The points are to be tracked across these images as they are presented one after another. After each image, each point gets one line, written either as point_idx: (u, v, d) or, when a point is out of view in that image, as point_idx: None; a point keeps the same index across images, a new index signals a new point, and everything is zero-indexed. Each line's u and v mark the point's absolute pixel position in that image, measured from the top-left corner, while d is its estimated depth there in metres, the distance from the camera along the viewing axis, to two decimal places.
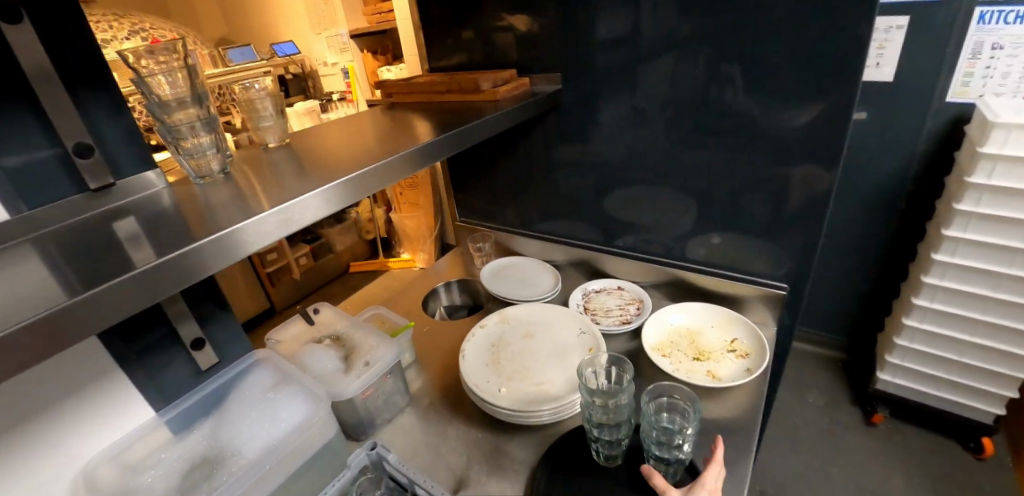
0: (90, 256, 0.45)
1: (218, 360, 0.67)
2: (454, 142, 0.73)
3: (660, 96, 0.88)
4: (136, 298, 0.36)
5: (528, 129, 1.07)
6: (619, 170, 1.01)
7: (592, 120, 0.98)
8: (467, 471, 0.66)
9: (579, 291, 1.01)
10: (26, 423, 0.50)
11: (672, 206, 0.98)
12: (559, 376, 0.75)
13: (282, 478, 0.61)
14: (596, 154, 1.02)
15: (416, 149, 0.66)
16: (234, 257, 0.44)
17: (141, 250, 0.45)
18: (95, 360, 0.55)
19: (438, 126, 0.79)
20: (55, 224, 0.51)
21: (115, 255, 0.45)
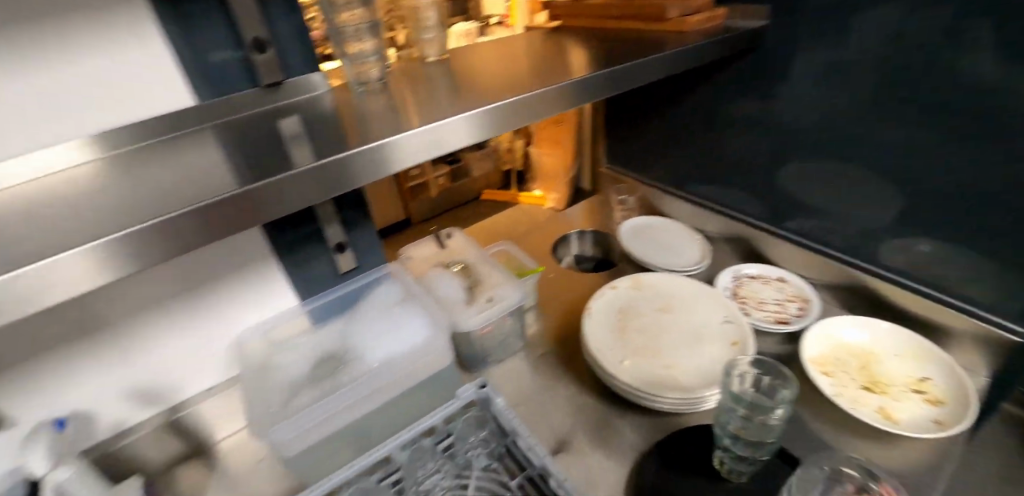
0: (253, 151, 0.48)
1: (355, 266, 0.70)
2: (619, 79, 0.61)
3: (869, 49, 0.65)
4: (286, 199, 0.36)
5: (702, 81, 0.90)
6: (802, 139, 0.79)
7: (781, 74, 0.77)
8: (571, 436, 0.62)
9: (728, 273, 0.86)
10: (204, 286, 0.63)
11: (866, 196, 0.74)
12: (692, 364, 0.66)
13: (398, 392, 0.63)
14: (775, 116, 0.81)
15: (576, 80, 0.55)
16: (376, 174, 0.41)
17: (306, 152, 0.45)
18: (256, 250, 0.63)
19: (604, 58, 0.66)
20: (228, 116, 0.55)
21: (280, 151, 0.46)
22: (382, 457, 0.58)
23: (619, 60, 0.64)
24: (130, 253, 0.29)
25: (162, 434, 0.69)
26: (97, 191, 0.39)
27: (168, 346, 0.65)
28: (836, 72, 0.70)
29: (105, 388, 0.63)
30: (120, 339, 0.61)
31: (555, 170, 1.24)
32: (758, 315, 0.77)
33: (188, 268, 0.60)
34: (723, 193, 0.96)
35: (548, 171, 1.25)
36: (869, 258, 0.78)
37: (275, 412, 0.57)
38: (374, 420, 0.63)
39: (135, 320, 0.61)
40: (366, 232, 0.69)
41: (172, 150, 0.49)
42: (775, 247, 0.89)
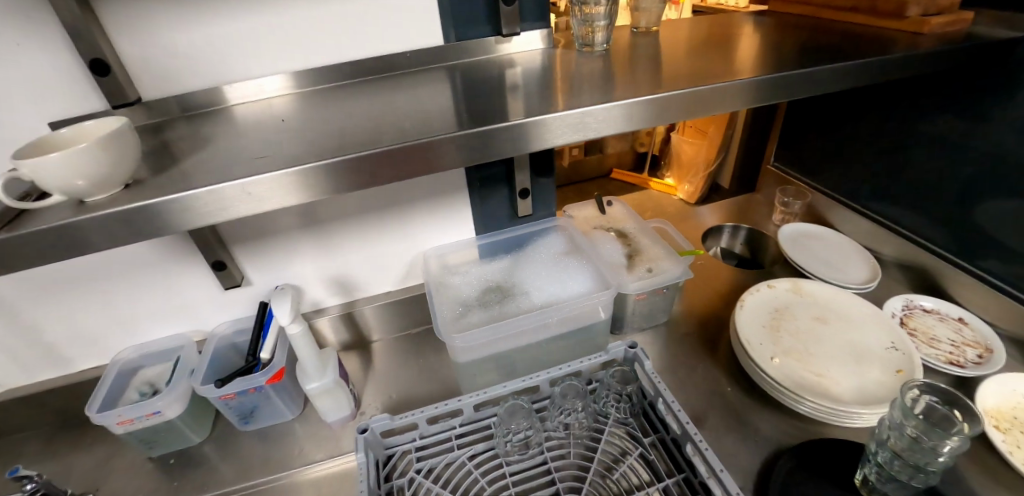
0: (491, 92, 0.56)
1: (531, 213, 0.78)
2: (838, 76, 0.57)
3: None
4: (532, 139, 0.46)
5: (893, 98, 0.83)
6: (1017, 170, 0.70)
7: (1002, 96, 0.69)
8: (706, 415, 0.66)
9: (898, 300, 0.81)
10: (404, 205, 0.73)
11: None
12: (848, 379, 0.64)
13: (552, 333, 0.69)
14: (988, 141, 0.72)
15: (799, 73, 0.54)
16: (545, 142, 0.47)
17: (563, 97, 0.52)
18: (454, 181, 0.73)
19: (825, 51, 0.62)
20: (463, 59, 0.66)
21: (533, 96, 0.54)
22: (533, 385, 0.65)
23: (843, 56, 0.60)
24: (324, 179, 0.40)
25: (341, 322, 0.81)
26: (389, 117, 0.50)
27: (366, 251, 0.77)
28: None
29: (316, 274, 0.77)
30: (336, 238, 0.74)
31: (693, 161, 1.28)
32: (928, 352, 0.71)
33: (397, 190, 0.71)
34: (902, 215, 0.88)
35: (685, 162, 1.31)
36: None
37: (451, 319, 0.67)
38: (523, 351, 0.70)
39: (349, 224, 0.73)
40: (542, 186, 0.76)
41: (424, 86, 0.59)
42: (962, 287, 0.80)
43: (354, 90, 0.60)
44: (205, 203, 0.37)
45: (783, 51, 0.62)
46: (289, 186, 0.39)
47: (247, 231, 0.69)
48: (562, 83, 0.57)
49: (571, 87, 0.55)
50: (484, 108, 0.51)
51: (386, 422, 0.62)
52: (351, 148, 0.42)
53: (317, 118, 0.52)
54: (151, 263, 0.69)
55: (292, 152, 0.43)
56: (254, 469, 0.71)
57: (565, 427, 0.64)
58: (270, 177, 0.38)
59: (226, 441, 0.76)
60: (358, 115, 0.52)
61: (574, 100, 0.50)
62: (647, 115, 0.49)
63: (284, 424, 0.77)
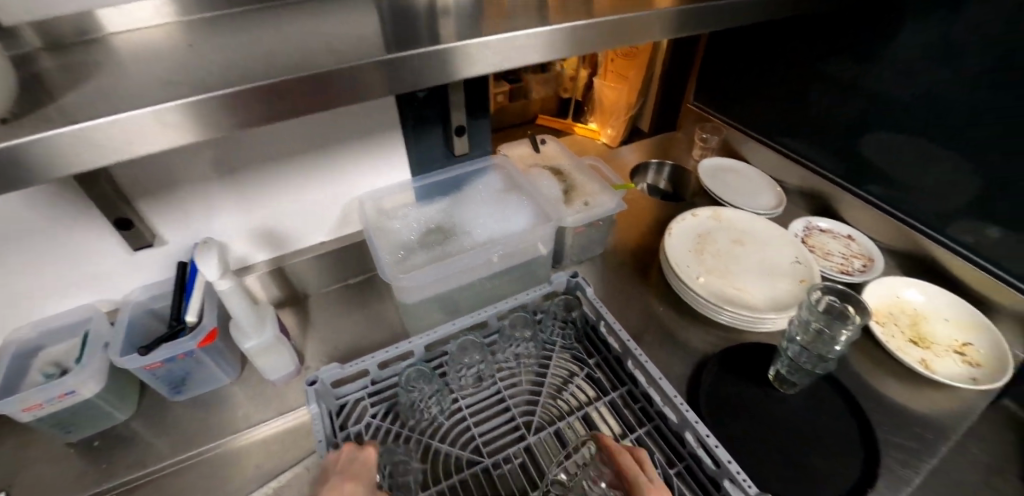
0: (429, 15, 0.53)
1: (467, 152, 0.76)
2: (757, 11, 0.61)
3: (978, 35, 0.67)
4: (475, 61, 0.44)
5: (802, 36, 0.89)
6: (897, 105, 0.79)
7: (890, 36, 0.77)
8: (641, 334, 0.72)
9: (801, 222, 0.90)
10: (333, 148, 0.68)
11: (940, 171, 0.77)
12: (760, 289, 0.72)
13: (496, 268, 0.70)
14: (876, 79, 0.81)
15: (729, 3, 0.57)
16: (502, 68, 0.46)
17: (499, 20, 0.50)
18: (385, 120, 0.68)
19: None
20: None
21: (472, 18, 0.51)
22: (481, 321, 0.66)
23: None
24: (246, 108, 0.34)
25: (271, 279, 0.76)
26: (304, 39, 0.45)
27: (294, 197, 0.72)
28: (939, 40, 0.71)
29: (236, 226, 0.70)
30: (256, 183, 0.67)
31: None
32: (824, 264, 0.82)
33: (326, 122, 0.65)
34: (802, 146, 0.97)
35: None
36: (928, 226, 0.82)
37: (394, 263, 0.66)
38: (469, 289, 0.72)
39: (270, 167, 0.66)
40: (481, 124, 0.74)
41: (351, 10, 0.54)
42: (849, 208, 0.92)
43: (261, 14, 0.53)
44: (117, 137, 0.30)
45: None
46: (230, 107, 0.33)
47: (146, 179, 0.60)
48: (497, 7, 0.54)
49: (506, 11, 0.53)
50: (419, 29, 0.48)
51: (337, 371, 0.60)
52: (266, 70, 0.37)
53: (222, 42, 0.45)
54: (34, 225, 0.59)
55: (205, 77, 0.37)
56: (195, 437, 0.67)
57: (515, 358, 0.66)
58: (216, 95, 0.32)
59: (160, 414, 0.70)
60: (272, 38, 0.46)
61: (510, 24, 0.49)
62: (592, 38, 0.49)
63: (222, 389, 0.72)
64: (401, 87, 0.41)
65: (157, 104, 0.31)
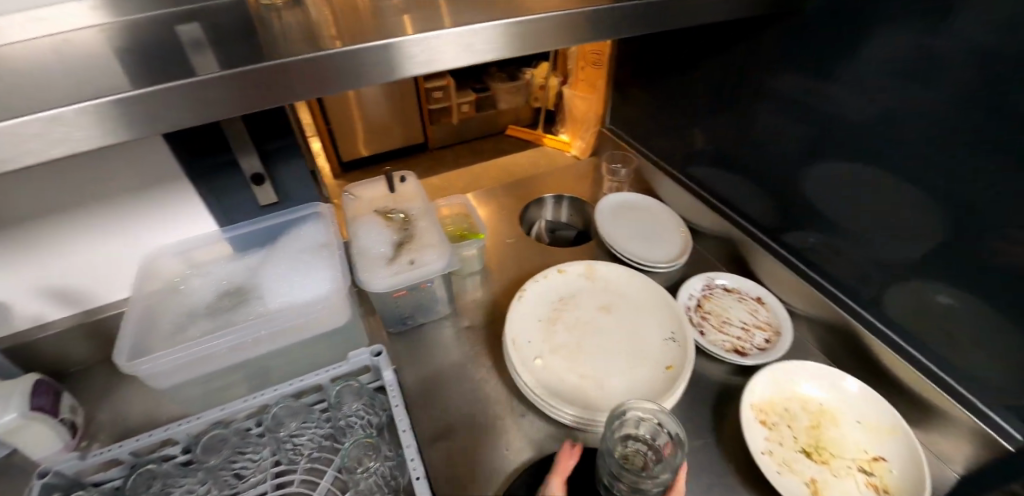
0: (142, 52, 0.43)
1: (278, 201, 0.66)
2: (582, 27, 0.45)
3: (918, 58, 0.49)
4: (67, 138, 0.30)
5: (717, 51, 0.72)
6: (824, 143, 0.62)
7: (803, 57, 0.61)
8: (460, 425, 0.59)
9: (702, 278, 0.75)
10: (101, 202, 0.59)
11: (877, 230, 0.59)
12: (610, 377, 0.59)
13: (293, 340, 0.59)
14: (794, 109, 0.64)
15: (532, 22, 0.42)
16: (133, 136, 0.32)
17: (187, 61, 0.38)
18: (162, 168, 0.59)
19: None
20: (135, 16, 0.51)
21: (163, 58, 0.40)
22: (259, 405, 0.57)
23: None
24: (161, 110, 0.32)
25: (79, 334, 0.67)
26: None
27: (79, 251, 0.62)
28: (864, 65, 0.54)
29: (11, 288, 0.61)
30: (23, 237, 0.57)
31: (586, 116, 1.20)
32: (716, 337, 0.67)
33: (77, 166, 0.55)
34: (723, 182, 0.80)
35: (578, 114, 1.24)
36: (852, 294, 0.65)
37: (162, 337, 0.56)
38: (272, 360, 0.61)
39: (37, 221, 0.57)
40: (293, 166, 0.64)
41: (52, 46, 0.45)
42: (766, 264, 0.76)
43: None
44: None
45: None
46: (137, 110, 0.31)
47: None
48: (221, 44, 0.43)
49: (218, 50, 0.41)
50: (64, 76, 0.37)
51: (75, 462, 0.53)
52: None
53: None
54: None
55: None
56: None
57: (294, 450, 0.56)
58: (158, 91, 0.31)
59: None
60: None
61: (192, 67, 0.36)
62: (328, 84, 0.37)
63: None
64: (337, 85, 0.38)
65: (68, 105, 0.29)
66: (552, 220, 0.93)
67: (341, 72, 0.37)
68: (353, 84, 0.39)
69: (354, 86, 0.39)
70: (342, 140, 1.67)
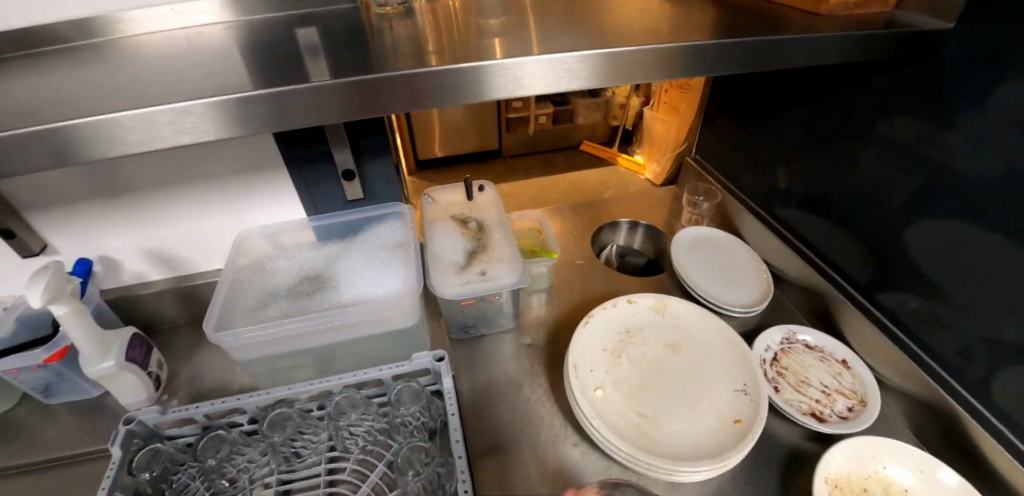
0: (268, 52, 0.46)
1: (364, 197, 0.69)
2: (677, 63, 0.43)
3: None
4: (211, 129, 0.33)
5: (821, 95, 0.67)
6: (937, 203, 0.55)
7: (920, 107, 0.55)
8: (512, 443, 0.58)
9: (781, 330, 0.70)
10: (213, 181, 0.64)
11: (995, 307, 0.52)
12: (673, 423, 0.56)
13: (360, 334, 0.61)
14: (904, 161, 0.58)
15: (629, 52, 0.40)
16: (262, 128, 0.35)
17: (304, 66, 0.40)
18: (268, 155, 0.62)
19: (725, 27, 0.47)
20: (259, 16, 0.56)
21: (288, 60, 0.43)
22: (323, 390, 0.59)
23: (726, 33, 0.46)
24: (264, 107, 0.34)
25: (173, 297, 0.72)
26: (76, 77, 0.40)
27: (188, 222, 0.67)
28: (996, 122, 0.48)
29: (128, 248, 0.68)
30: (148, 204, 0.64)
31: (665, 139, 1.18)
32: (791, 397, 0.62)
33: (202, 151, 0.60)
34: (813, 229, 0.74)
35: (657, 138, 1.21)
36: (957, 376, 0.57)
37: (246, 313, 0.60)
38: (338, 350, 0.63)
39: (161, 192, 0.63)
40: (381, 165, 0.66)
41: (191, 39, 0.50)
42: (855, 327, 0.69)
43: (97, 52, 0.48)
44: (127, 133, 0.31)
45: (633, 21, 0.48)
46: (266, 104, 0.34)
47: (23, 194, 0.59)
48: (340, 49, 0.46)
49: (340, 56, 0.44)
50: (210, 69, 0.41)
51: (157, 414, 0.57)
52: None
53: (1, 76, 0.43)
54: None
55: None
56: (51, 446, 0.66)
57: (348, 441, 0.57)
58: (282, 91, 0.34)
59: (33, 409, 0.70)
60: (53, 76, 0.42)
61: (305, 72, 0.38)
62: (422, 102, 0.38)
63: (91, 400, 0.70)
64: (443, 99, 0.39)
65: (198, 97, 0.32)
66: (624, 246, 0.91)
67: (445, 85, 0.38)
68: (457, 98, 0.39)
69: (460, 103, 0.40)
70: (420, 136, 1.67)
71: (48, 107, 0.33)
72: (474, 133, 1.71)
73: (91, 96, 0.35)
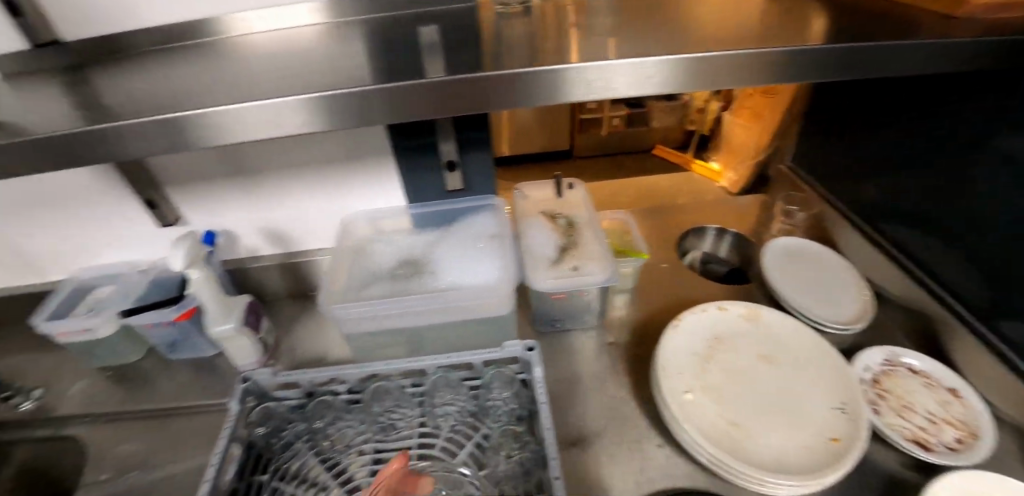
0: (403, 50, 0.50)
1: (462, 188, 0.72)
2: (796, 72, 0.38)
3: None
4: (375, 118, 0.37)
5: (937, 105, 0.63)
6: None
7: None
8: (596, 437, 0.59)
9: (882, 351, 0.66)
10: (328, 166, 0.69)
11: None
12: (765, 434, 0.55)
13: (454, 318, 0.64)
14: None
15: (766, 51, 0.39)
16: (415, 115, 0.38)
17: (446, 61, 0.43)
18: (379, 143, 0.66)
19: (835, 30, 0.43)
20: (382, 15, 0.60)
21: (427, 57, 0.46)
22: (417, 369, 0.62)
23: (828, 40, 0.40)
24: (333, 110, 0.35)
25: (281, 271, 0.79)
26: (248, 69, 0.46)
27: (301, 203, 0.73)
28: None
29: (248, 224, 0.75)
30: (269, 185, 0.70)
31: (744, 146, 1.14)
32: (893, 421, 0.59)
33: (325, 139, 0.65)
34: (924, 248, 0.69)
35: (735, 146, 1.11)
36: None
37: (350, 290, 0.64)
38: (431, 332, 0.66)
39: (282, 174, 0.69)
40: (480, 158, 0.68)
41: (327, 36, 0.54)
42: (970, 355, 0.64)
43: (249, 46, 0.53)
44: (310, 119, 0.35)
45: (759, 21, 0.46)
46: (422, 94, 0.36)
47: (168, 170, 0.67)
48: (469, 46, 0.48)
49: (472, 52, 0.46)
50: (362, 63, 0.44)
51: (270, 375, 0.61)
52: (159, 100, 0.38)
53: (176, 67, 0.49)
54: (100, 196, 0.71)
55: (145, 100, 0.40)
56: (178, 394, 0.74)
57: (440, 418, 0.61)
58: (361, 90, 0.34)
59: (162, 361, 0.79)
60: (225, 67, 0.47)
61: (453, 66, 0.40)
62: (529, 101, 0.37)
63: (208, 358, 0.78)
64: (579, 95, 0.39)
65: (288, 95, 0.34)
66: (709, 253, 0.90)
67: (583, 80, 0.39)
68: None
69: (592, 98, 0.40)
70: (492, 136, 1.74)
71: (243, 94, 0.37)
72: (544, 134, 1.74)
73: (271, 85, 0.40)
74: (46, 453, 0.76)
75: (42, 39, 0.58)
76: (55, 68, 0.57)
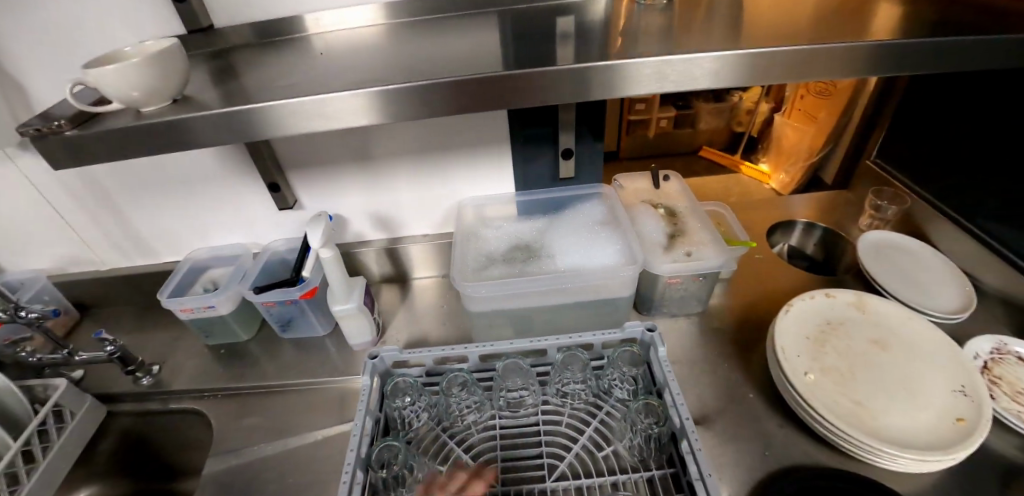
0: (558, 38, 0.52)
1: (572, 177, 0.75)
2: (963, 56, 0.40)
3: None
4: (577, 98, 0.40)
5: None
6: None
7: None
8: (716, 416, 0.62)
9: (987, 340, 0.68)
10: (445, 152, 0.72)
11: None
12: (888, 413, 0.56)
13: (572, 299, 0.67)
14: None
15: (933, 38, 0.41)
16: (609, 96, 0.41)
17: (619, 48, 0.46)
18: (498, 130, 0.69)
19: (998, 18, 0.44)
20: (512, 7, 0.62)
21: (591, 43, 0.49)
22: (540, 348, 0.64)
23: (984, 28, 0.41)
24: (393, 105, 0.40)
25: (386, 255, 0.82)
26: (423, 56, 0.49)
27: (414, 188, 0.76)
28: None
29: (360, 209, 0.78)
30: (387, 170, 0.73)
31: (796, 147, 1.24)
32: (1010, 406, 0.60)
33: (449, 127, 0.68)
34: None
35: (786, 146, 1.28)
36: None
37: (471, 271, 0.67)
38: (546, 314, 0.69)
39: (403, 158, 0.72)
40: (592, 147, 0.71)
41: (472, 27, 0.57)
42: None
43: (400, 36, 0.56)
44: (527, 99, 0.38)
45: (906, 9, 0.48)
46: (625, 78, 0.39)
47: (294, 154, 0.71)
48: (623, 33, 0.51)
49: (630, 39, 0.49)
50: (535, 51, 0.47)
51: (395, 353, 0.63)
52: (373, 81, 0.41)
53: (343, 55, 0.52)
54: (224, 180, 0.75)
55: (344, 80, 0.44)
56: (292, 370, 0.78)
57: (562, 395, 0.63)
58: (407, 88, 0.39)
59: (272, 340, 0.83)
60: (397, 54, 0.50)
61: (637, 52, 0.43)
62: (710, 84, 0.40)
63: (317, 338, 0.82)
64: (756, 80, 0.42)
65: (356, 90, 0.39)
66: (795, 246, 0.96)
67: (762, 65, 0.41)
68: None
69: None
70: None
71: (452, 75, 0.40)
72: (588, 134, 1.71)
73: (467, 68, 0.43)
74: (162, 426, 0.79)
75: (196, 27, 0.60)
76: (206, 55, 0.60)
